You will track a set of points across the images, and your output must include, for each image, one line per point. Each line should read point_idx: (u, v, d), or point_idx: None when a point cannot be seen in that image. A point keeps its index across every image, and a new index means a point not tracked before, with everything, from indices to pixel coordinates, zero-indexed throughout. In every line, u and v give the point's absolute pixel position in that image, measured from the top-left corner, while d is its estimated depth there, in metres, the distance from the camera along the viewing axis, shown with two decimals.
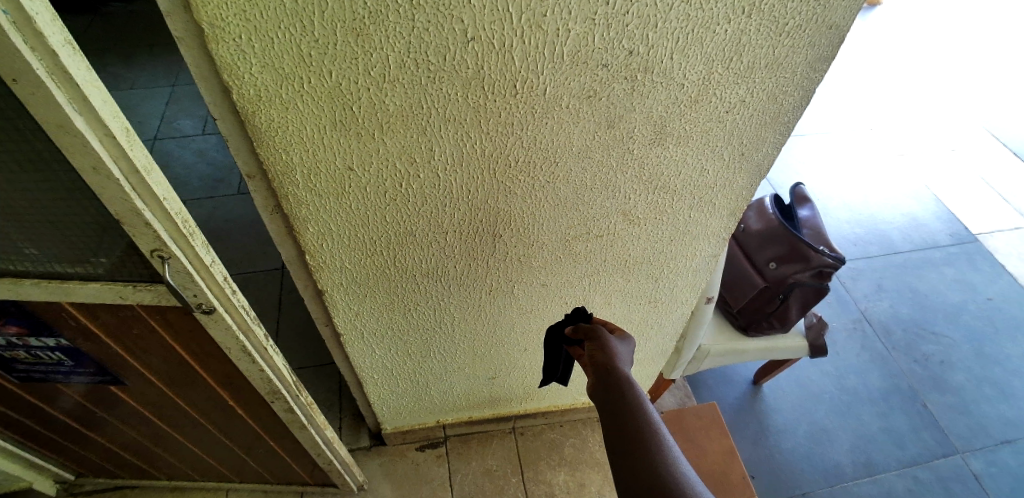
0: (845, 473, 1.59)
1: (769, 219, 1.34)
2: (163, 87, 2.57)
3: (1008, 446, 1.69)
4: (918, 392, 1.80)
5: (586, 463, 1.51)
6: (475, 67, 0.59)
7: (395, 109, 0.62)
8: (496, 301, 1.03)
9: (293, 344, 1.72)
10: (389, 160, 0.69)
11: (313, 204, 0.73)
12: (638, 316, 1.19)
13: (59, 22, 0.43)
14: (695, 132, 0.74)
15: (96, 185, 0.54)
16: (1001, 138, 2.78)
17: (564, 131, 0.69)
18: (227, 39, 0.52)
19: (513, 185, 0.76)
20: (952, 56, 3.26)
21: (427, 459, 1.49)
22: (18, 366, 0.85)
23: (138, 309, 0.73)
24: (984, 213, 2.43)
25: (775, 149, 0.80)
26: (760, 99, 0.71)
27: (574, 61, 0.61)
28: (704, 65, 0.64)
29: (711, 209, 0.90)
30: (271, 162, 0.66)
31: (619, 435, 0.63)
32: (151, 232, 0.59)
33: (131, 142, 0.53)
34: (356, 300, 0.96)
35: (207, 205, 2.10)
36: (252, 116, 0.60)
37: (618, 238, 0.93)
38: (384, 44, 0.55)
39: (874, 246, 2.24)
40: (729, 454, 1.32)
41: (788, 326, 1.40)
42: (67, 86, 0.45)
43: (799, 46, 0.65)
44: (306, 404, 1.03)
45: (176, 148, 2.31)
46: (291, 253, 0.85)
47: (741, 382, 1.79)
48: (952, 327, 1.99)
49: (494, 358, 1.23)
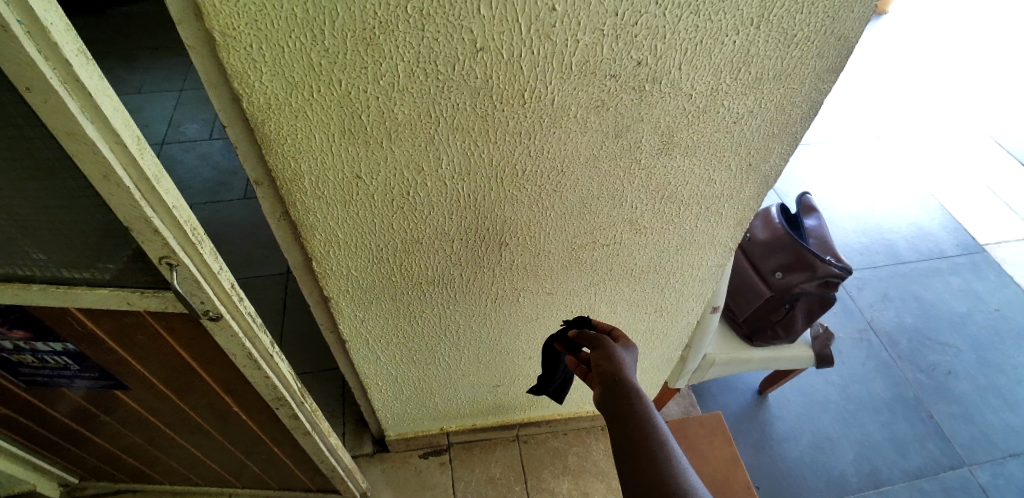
0: (850, 485, 1.57)
1: (774, 228, 1.33)
2: (169, 91, 2.58)
3: (1015, 458, 1.67)
4: (923, 403, 1.79)
5: (588, 472, 1.50)
6: (483, 77, 0.59)
7: (404, 118, 0.62)
8: (500, 309, 1.03)
9: (296, 349, 1.72)
10: (397, 169, 0.69)
11: (320, 211, 0.73)
12: (643, 326, 1.18)
13: (73, 32, 0.44)
14: (702, 143, 0.74)
15: (105, 192, 0.54)
16: (1007, 147, 2.76)
17: (571, 141, 0.69)
18: (239, 49, 0.52)
19: (518, 194, 0.76)
20: (957, 64, 3.26)
21: (429, 466, 1.48)
22: (23, 370, 0.85)
23: (144, 315, 0.74)
24: (991, 223, 2.42)
25: (784, 159, 0.80)
26: (768, 109, 0.71)
27: (582, 71, 0.61)
28: (712, 75, 0.64)
29: (718, 219, 0.90)
30: (279, 170, 0.67)
31: (624, 443, 0.63)
32: (159, 239, 0.59)
33: (141, 150, 0.53)
34: (360, 307, 0.95)
35: (212, 209, 2.11)
36: (262, 124, 0.60)
37: (624, 246, 0.92)
38: (394, 54, 0.55)
39: (880, 255, 2.23)
40: (733, 465, 1.31)
41: (793, 336, 1.39)
42: (79, 94, 0.45)
43: (807, 58, 0.65)
44: (310, 410, 1.02)
45: (182, 151, 2.32)
46: (297, 259, 0.85)
47: (746, 391, 1.78)
48: (958, 338, 1.97)
49: (498, 366, 1.22)
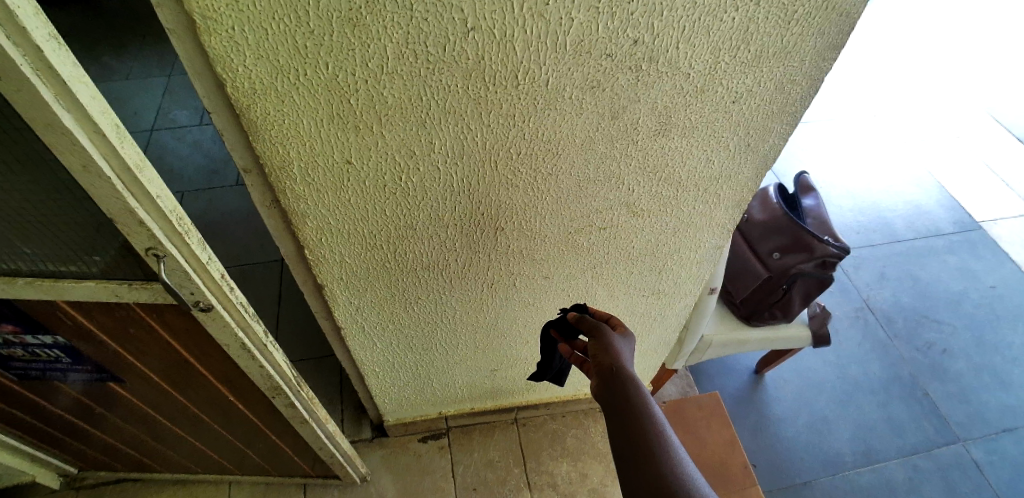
0: (845, 462, 1.60)
1: (772, 209, 1.32)
2: (158, 78, 2.53)
3: (1008, 434, 1.70)
4: (919, 381, 1.80)
5: (587, 454, 1.52)
6: (475, 58, 0.57)
7: (394, 102, 0.61)
8: (497, 294, 1.02)
9: (293, 337, 1.72)
10: (389, 154, 0.67)
11: (311, 199, 0.72)
12: (641, 309, 1.18)
13: (43, 15, 0.42)
14: (700, 124, 0.72)
15: (87, 184, 0.52)
16: (1005, 123, 2.75)
17: (566, 123, 0.68)
18: (220, 31, 0.50)
19: (513, 178, 0.75)
20: (956, 40, 3.22)
21: (428, 451, 1.49)
22: (15, 364, 0.84)
23: (135, 308, 0.72)
24: (988, 200, 2.41)
25: (784, 139, 0.78)
26: (768, 88, 0.69)
27: (577, 51, 0.59)
28: (710, 54, 0.62)
29: (715, 201, 0.89)
30: (267, 157, 0.65)
31: (623, 438, 0.63)
32: (144, 231, 0.58)
33: (121, 139, 0.51)
34: (355, 294, 0.95)
35: (204, 197, 2.09)
36: (248, 110, 0.59)
37: (621, 230, 0.91)
38: (381, 34, 0.53)
39: (877, 234, 2.23)
40: (730, 445, 1.32)
41: (790, 316, 1.39)
42: (53, 82, 0.44)
43: (807, 34, 0.63)
44: (307, 398, 1.02)
45: (173, 139, 2.28)
46: (289, 247, 0.84)
47: (742, 372, 1.79)
48: (954, 316, 1.99)
49: (495, 350, 1.22)
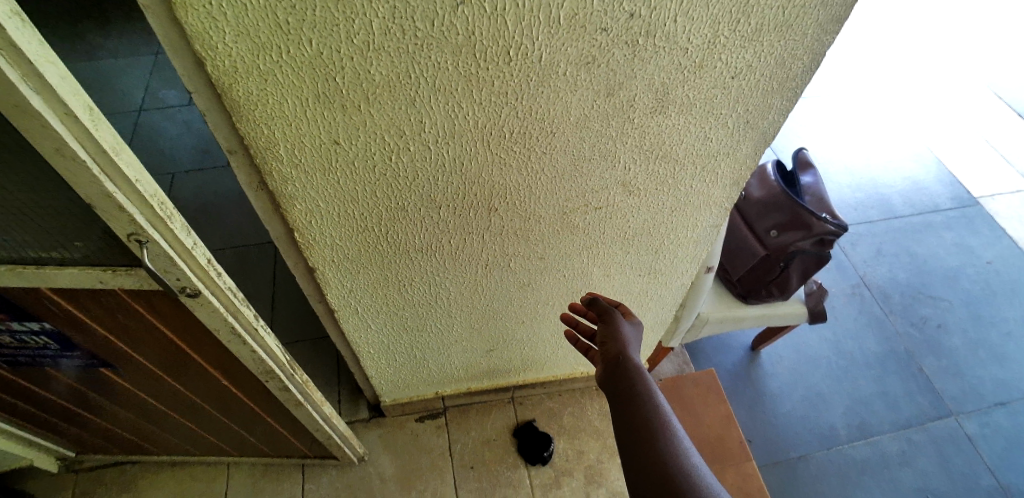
0: (838, 437, 1.62)
1: (770, 186, 1.30)
2: (145, 55, 2.47)
3: (1000, 408, 1.72)
4: (913, 356, 1.82)
5: (584, 431, 1.54)
6: (465, 33, 0.55)
7: (381, 80, 0.58)
8: (492, 276, 1.01)
9: (290, 319, 1.71)
10: (377, 133, 0.65)
11: (299, 180, 0.70)
12: (637, 289, 1.17)
13: None
14: (698, 100, 0.70)
15: (61, 167, 0.50)
16: (1006, 98, 2.71)
17: (561, 100, 0.66)
18: (197, 6, 0.48)
19: (506, 157, 0.73)
20: (959, 13, 3.16)
21: (426, 430, 1.50)
22: (4, 351, 0.84)
23: (121, 294, 0.71)
24: (987, 176, 2.40)
25: (783, 115, 0.76)
26: (767, 62, 0.67)
27: (571, 25, 0.56)
28: (709, 27, 0.60)
29: (713, 178, 0.87)
30: (252, 138, 0.63)
31: (626, 427, 0.63)
32: (125, 216, 0.56)
33: (94, 121, 0.49)
34: (348, 276, 0.93)
35: (196, 178, 2.06)
36: (230, 89, 0.56)
37: (617, 209, 0.90)
38: (367, 9, 0.51)
39: (874, 210, 2.22)
40: (725, 421, 1.33)
41: (787, 293, 1.39)
42: (18, 62, 0.42)
43: (811, 6, 0.60)
44: (302, 382, 1.02)
45: (162, 118, 2.24)
46: (279, 229, 0.82)
47: (738, 348, 1.80)
48: (949, 292, 1.99)
49: (492, 331, 1.22)
